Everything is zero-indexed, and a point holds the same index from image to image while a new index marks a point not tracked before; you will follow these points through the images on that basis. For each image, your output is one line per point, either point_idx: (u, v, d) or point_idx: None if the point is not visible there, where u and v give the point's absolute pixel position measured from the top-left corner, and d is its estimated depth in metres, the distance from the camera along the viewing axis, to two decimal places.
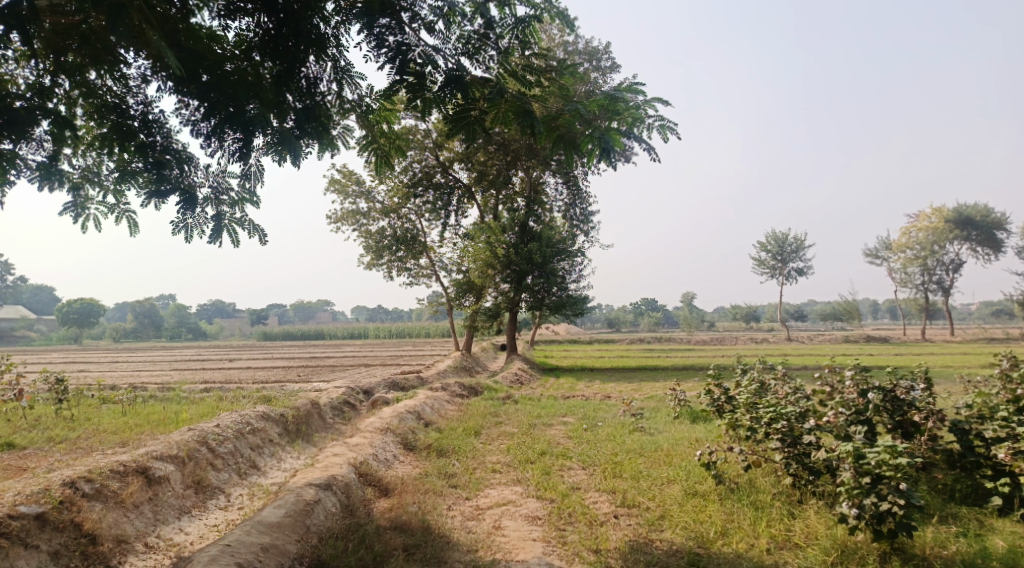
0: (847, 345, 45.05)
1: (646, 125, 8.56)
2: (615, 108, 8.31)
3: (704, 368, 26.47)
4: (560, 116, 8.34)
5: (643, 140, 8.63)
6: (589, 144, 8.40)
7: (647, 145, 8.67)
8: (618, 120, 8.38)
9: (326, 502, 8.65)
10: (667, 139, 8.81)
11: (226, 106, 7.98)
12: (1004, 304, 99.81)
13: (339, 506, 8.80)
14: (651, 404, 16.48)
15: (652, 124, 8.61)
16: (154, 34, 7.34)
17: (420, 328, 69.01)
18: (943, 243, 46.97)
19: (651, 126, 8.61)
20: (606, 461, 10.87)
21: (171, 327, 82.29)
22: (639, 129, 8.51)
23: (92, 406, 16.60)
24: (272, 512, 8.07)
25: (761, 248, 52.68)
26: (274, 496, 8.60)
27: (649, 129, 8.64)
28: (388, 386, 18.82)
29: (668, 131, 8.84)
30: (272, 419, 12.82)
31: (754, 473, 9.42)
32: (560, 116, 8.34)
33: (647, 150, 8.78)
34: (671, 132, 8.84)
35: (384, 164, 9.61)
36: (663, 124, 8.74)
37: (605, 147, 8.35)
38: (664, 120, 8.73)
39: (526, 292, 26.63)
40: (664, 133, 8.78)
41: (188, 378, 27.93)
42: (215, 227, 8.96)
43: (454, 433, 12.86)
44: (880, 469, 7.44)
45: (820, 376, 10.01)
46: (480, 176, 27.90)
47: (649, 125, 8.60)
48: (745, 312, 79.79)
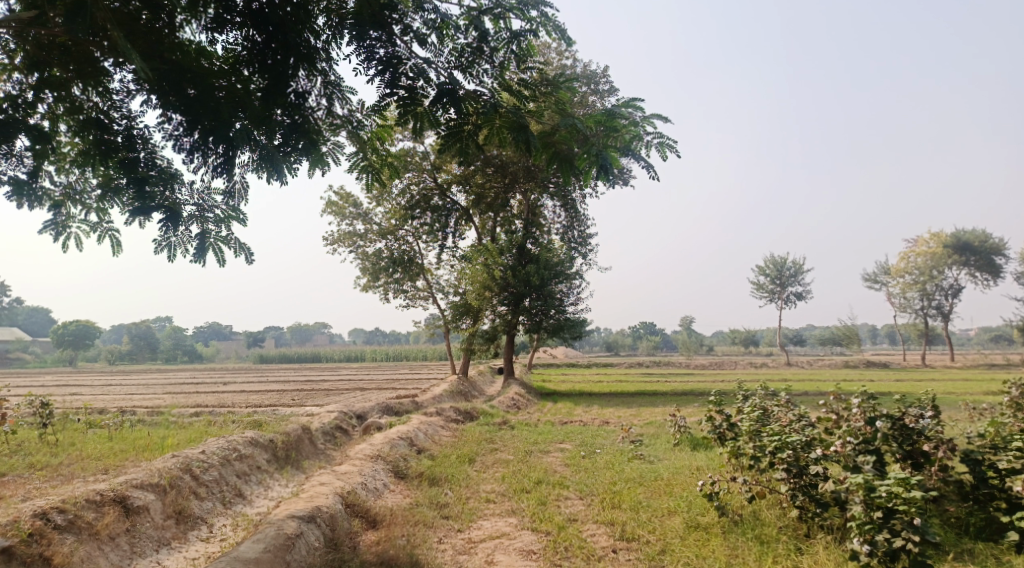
0: (847, 370, 44.65)
1: (645, 142, 8.31)
2: (612, 125, 8.10)
3: (704, 393, 26.09)
4: (557, 132, 8.08)
5: (641, 157, 8.39)
6: (586, 159, 8.15)
7: (645, 163, 8.40)
8: (616, 137, 8.14)
9: (309, 536, 8.26)
10: (667, 156, 8.54)
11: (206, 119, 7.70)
12: (1004, 332, 99.41)
13: (322, 539, 8.41)
14: (650, 430, 16.10)
15: (651, 141, 8.35)
16: (119, 36, 7.04)
17: (417, 351, 68.52)
18: (941, 268, 46.72)
19: (650, 143, 8.35)
20: (603, 490, 10.50)
21: (167, 349, 81.73)
22: (637, 146, 8.27)
23: (79, 430, 16.21)
24: (250, 547, 7.69)
25: (759, 272, 52.43)
26: (255, 528, 8.23)
27: (648, 145, 8.39)
28: (383, 411, 18.43)
29: (668, 149, 8.57)
30: (261, 445, 12.44)
31: (758, 504, 9.06)
32: (556, 132, 8.08)
33: (646, 168, 8.52)
34: (671, 149, 8.57)
35: (375, 183, 9.31)
36: (663, 141, 8.48)
37: (602, 164, 8.11)
38: (664, 136, 8.46)
39: (523, 315, 26.18)
40: (664, 150, 8.51)
41: (180, 401, 27.53)
42: (199, 246, 8.63)
43: (448, 460, 12.48)
44: (892, 503, 7.10)
45: (826, 404, 9.70)
46: (478, 199, 27.71)
47: (648, 142, 8.34)
48: (743, 336, 79.44)
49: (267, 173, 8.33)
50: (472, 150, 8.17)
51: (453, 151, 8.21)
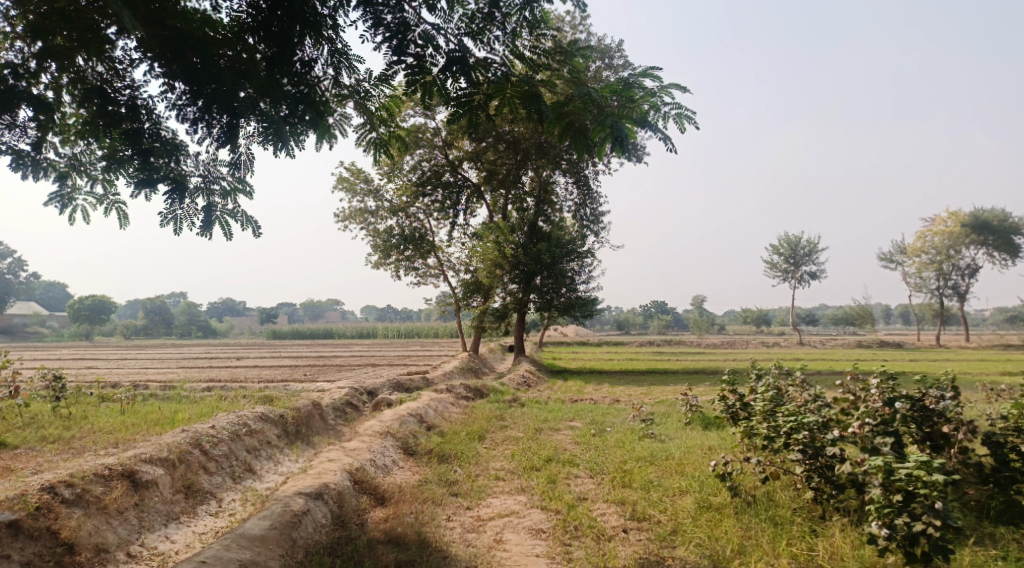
0: (860, 350, 44.34)
1: (662, 113, 8.09)
2: (628, 96, 7.92)
3: (716, 372, 25.92)
4: (571, 102, 7.88)
5: (657, 129, 8.16)
6: (600, 132, 7.93)
7: (662, 134, 8.19)
8: (632, 108, 7.94)
9: (315, 513, 8.20)
10: (684, 129, 8.33)
11: (209, 87, 7.52)
12: (1019, 313, 98.65)
13: (329, 517, 8.35)
14: (661, 409, 15.97)
15: (669, 112, 8.13)
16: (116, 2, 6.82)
17: (428, 328, 68.56)
18: (959, 248, 46.25)
19: (668, 114, 8.13)
20: (614, 469, 10.39)
21: (181, 325, 82.21)
22: (654, 117, 8.06)
23: (91, 404, 16.26)
24: (256, 524, 7.63)
25: (773, 251, 52.01)
26: (262, 504, 8.17)
27: (665, 117, 8.16)
28: (393, 388, 18.38)
29: (686, 120, 8.35)
30: (271, 421, 12.41)
31: (772, 485, 8.94)
32: (570, 102, 7.88)
33: (663, 140, 8.31)
34: (688, 121, 8.35)
35: (384, 155, 9.12)
36: (681, 113, 8.26)
37: (618, 136, 7.86)
38: (682, 107, 8.24)
39: (534, 293, 26.17)
40: (681, 121, 8.30)
41: (192, 376, 27.60)
42: (205, 219, 8.51)
43: (457, 437, 12.40)
44: (911, 486, 7.00)
45: (842, 384, 9.55)
46: (490, 175, 27.34)
47: (666, 113, 8.12)
48: (756, 315, 79.08)
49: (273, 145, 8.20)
50: (482, 121, 7.99)
51: (462, 122, 8.03)
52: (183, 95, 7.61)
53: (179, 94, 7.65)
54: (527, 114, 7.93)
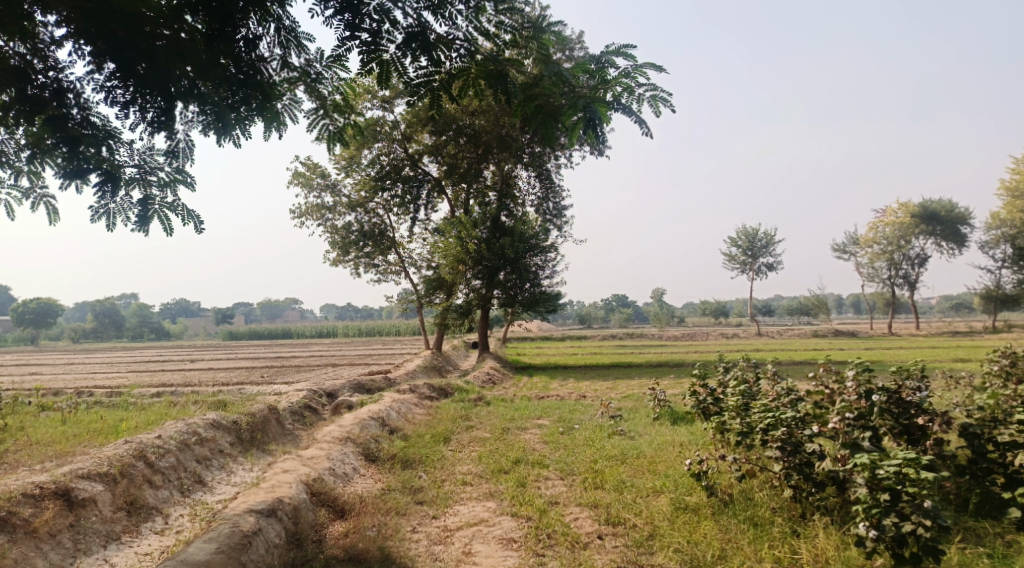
0: (817, 340, 44.75)
1: (636, 96, 7.64)
2: (601, 77, 7.45)
3: (681, 365, 25.73)
4: (540, 83, 7.41)
5: (633, 112, 7.69)
6: (572, 115, 7.49)
7: (637, 118, 7.73)
8: (605, 89, 7.48)
9: (268, 532, 7.61)
10: (660, 112, 7.89)
11: (138, 65, 6.89)
12: (963, 301, 101.29)
13: (283, 535, 7.77)
14: (629, 404, 15.61)
15: (644, 95, 7.68)
16: None
17: (390, 327, 67.72)
18: (908, 238, 47.00)
19: (643, 97, 7.68)
20: (586, 469, 9.96)
21: (132, 327, 80.01)
22: (629, 100, 7.59)
23: (31, 414, 15.39)
24: (201, 548, 7.05)
25: (731, 243, 52.29)
26: (209, 524, 7.60)
27: (640, 99, 7.71)
28: (354, 389, 17.75)
29: (661, 104, 7.91)
30: (224, 428, 11.77)
31: (749, 482, 8.60)
32: (540, 83, 7.41)
33: (639, 124, 7.86)
34: (663, 105, 7.91)
35: (338, 145, 8.48)
36: (656, 95, 7.82)
37: (590, 119, 7.47)
38: (657, 89, 7.79)
39: (498, 289, 25.73)
40: (657, 105, 7.86)
41: (141, 381, 26.56)
42: (142, 213, 7.86)
43: (421, 440, 11.87)
44: (900, 485, 6.70)
45: (815, 376, 9.17)
46: (451, 169, 26.79)
47: (641, 95, 7.66)
48: (714, 307, 79.73)
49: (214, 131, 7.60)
50: (442, 103, 7.50)
51: (422, 105, 7.54)
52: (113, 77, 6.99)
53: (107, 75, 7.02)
54: (491, 95, 7.47)
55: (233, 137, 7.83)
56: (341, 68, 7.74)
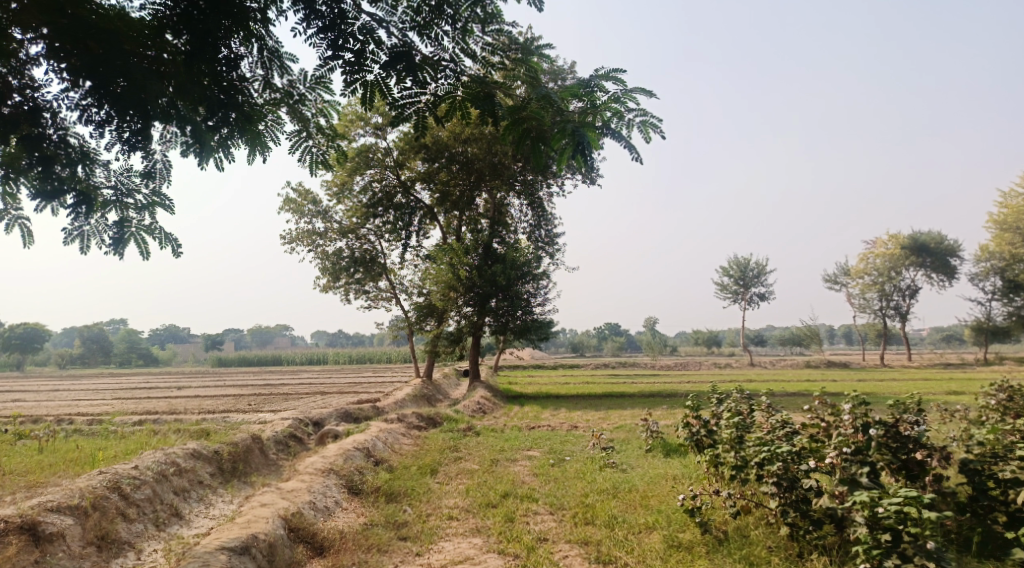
0: (809, 370, 44.54)
1: (626, 121, 7.48)
2: (589, 100, 7.25)
3: (674, 395, 25.42)
4: (527, 106, 7.21)
5: (623, 138, 7.52)
6: (561, 140, 7.20)
7: (627, 144, 7.57)
8: (594, 113, 7.27)
9: None
10: (651, 138, 7.74)
11: (115, 82, 6.71)
12: (954, 333, 101.56)
13: None
14: (621, 435, 15.31)
15: (633, 120, 7.53)
16: None
17: (381, 354, 67.22)
18: (899, 270, 47.06)
19: (632, 122, 7.52)
20: (576, 504, 9.66)
21: (121, 353, 79.24)
22: (618, 125, 7.42)
23: (8, 442, 14.96)
24: None
25: (723, 273, 52.27)
26: (178, 562, 7.28)
27: (630, 125, 7.53)
28: (341, 418, 17.39)
29: (651, 129, 7.76)
30: (204, 458, 11.43)
31: (744, 518, 8.31)
32: (527, 105, 7.21)
33: (629, 150, 7.70)
34: (654, 130, 7.75)
35: (321, 169, 8.28)
36: (646, 120, 7.66)
37: (580, 143, 7.18)
38: (648, 114, 7.66)
39: (490, 316, 25.38)
40: (647, 130, 7.70)
41: (125, 408, 26.11)
42: (118, 236, 7.61)
43: (407, 472, 11.53)
44: (903, 525, 6.43)
45: (810, 408, 8.91)
46: (443, 197, 26.67)
47: (630, 120, 7.50)
48: (706, 336, 79.53)
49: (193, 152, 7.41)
50: (428, 125, 7.35)
51: (406, 126, 7.39)
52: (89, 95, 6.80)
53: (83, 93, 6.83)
54: (477, 117, 7.31)
55: (213, 160, 7.63)
56: (324, 89, 7.60)
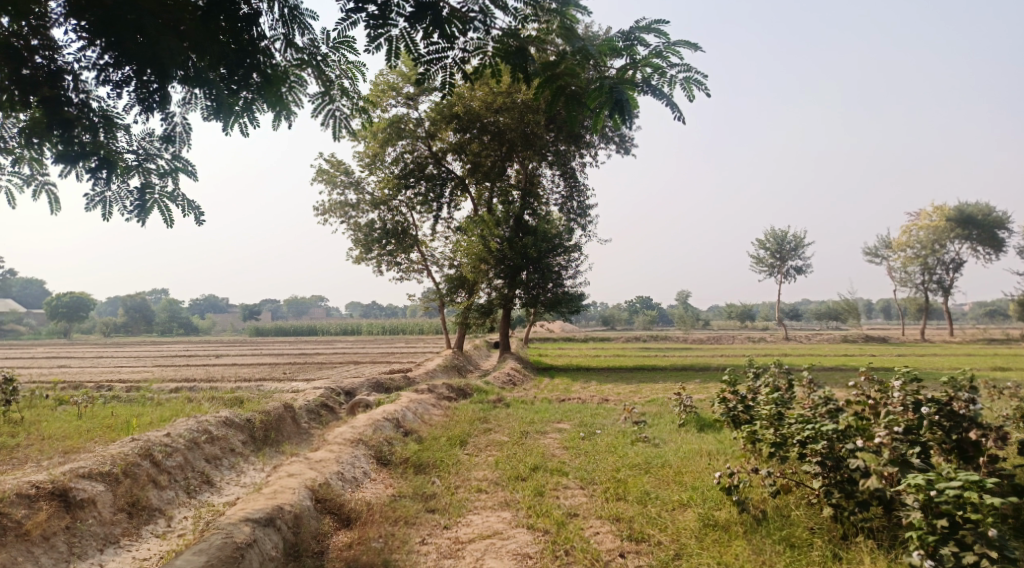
0: (847, 345, 43.72)
1: (667, 77, 7.12)
2: (629, 55, 6.98)
3: (707, 369, 25.04)
4: (562, 62, 6.99)
5: (665, 95, 7.19)
6: (598, 98, 7.04)
7: (668, 102, 7.22)
8: (634, 69, 7.01)
9: (264, 544, 7.21)
10: (694, 95, 7.37)
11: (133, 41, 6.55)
12: (997, 309, 99.28)
13: (281, 547, 7.36)
14: (654, 409, 15.03)
15: (676, 76, 7.16)
16: None
17: (414, 325, 67.49)
18: (943, 243, 45.78)
19: (674, 79, 7.16)
20: (607, 479, 9.45)
21: (161, 322, 80.67)
22: (659, 82, 7.08)
23: (47, 407, 15.17)
24: (190, 561, 6.66)
25: (759, 246, 51.40)
26: (203, 533, 7.24)
27: (672, 82, 7.18)
28: (372, 388, 17.36)
29: (694, 86, 7.38)
30: (236, 426, 11.42)
31: (784, 497, 8.06)
32: (562, 61, 6.98)
33: (672, 110, 7.35)
34: (696, 88, 7.39)
35: (345, 133, 8.01)
36: (688, 77, 7.30)
37: (617, 100, 6.96)
38: (690, 70, 7.28)
39: (521, 288, 25.32)
40: (689, 88, 7.34)
41: (162, 375, 26.46)
42: (140, 203, 7.50)
43: (437, 443, 11.41)
44: (962, 512, 6.15)
45: (854, 385, 8.60)
46: (474, 167, 26.24)
47: (672, 77, 7.14)
48: (740, 310, 78.58)
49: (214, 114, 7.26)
50: (455, 83, 7.06)
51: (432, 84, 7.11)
52: (107, 55, 6.68)
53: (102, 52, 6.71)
54: (510, 73, 7.08)
55: (234, 123, 7.45)
56: (348, 48, 7.35)
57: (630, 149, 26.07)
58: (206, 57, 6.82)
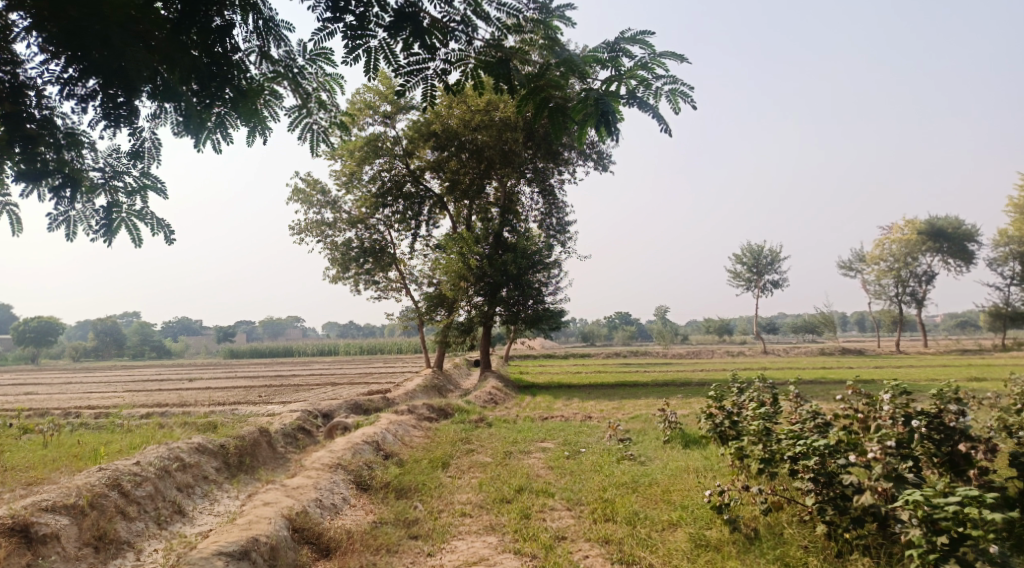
0: (824, 358, 43.88)
1: (653, 90, 6.96)
2: (614, 67, 6.79)
3: (689, 384, 24.88)
4: (546, 74, 6.81)
5: (651, 108, 7.01)
6: (583, 111, 6.80)
7: (656, 114, 7.04)
8: (619, 81, 6.83)
9: None
10: (680, 107, 7.20)
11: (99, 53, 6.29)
12: (967, 320, 100.62)
13: None
14: (638, 426, 14.80)
15: (662, 89, 7.00)
16: None
17: (392, 345, 66.89)
18: (915, 256, 46.22)
19: (660, 91, 7.00)
20: (594, 499, 9.19)
21: (134, 345, 79.33)
22: (645, 94, 6.91)
23: (13, 436, 14.63)
24: None
25: (736, 260, 51.62)
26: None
27: (658, 94, 7.02)
28: (351, 410, 16.98)
29: (680, 99, 7.23)
30: (210, 452, 11.03)
31: (776, 513, 7.85)
32: (546, 73, 6.81)
33: (660, 123, 7.18)
34: (683, 100, 7.24)
35: (323, 148, 7.71)
36: (675, 89, 7.14)
37: (603, 111, 6.72)
38: (677, 81, 7.12)
39: (501, 306, 25.06)
40: (676, 100, 7.19)
41: (134, 400, 25.83)
42: (107, 223, 7.18)
43: (418, 466, 11.08)
44: (964, 528, 5.99)
45: (843, 398, 8.43)
46: (452, 185, 26.01)
47: (658, 89, 6.98)
48: (717, 325, 78.85)
49: (185, 129, 6.98)
50: (436, 94, 6.86)
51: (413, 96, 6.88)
52: (71, 69, 6.41)
53: (66, 67, 6.44)
54: (493, 85, 6.90)
55: (207, 139, 7.17)
56: (325, 61, 7.12)
57: (607, 166, 26.03)
58: (177, 69, 6.57)
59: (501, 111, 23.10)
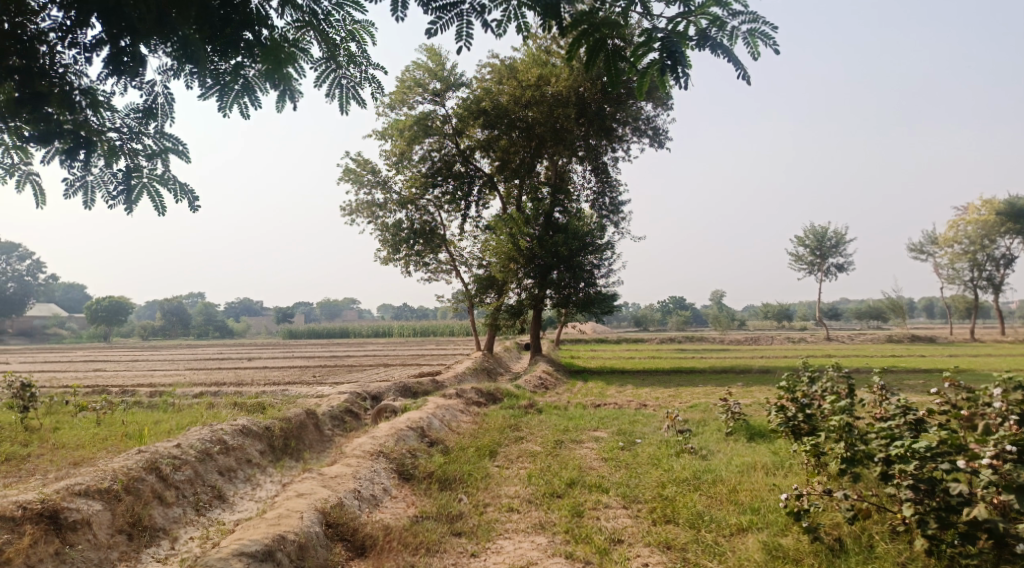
0: (892, 345, 42.03)
1: (728, 30, 6.22)
2: (682, 2, 6.10)
3: (750, 371, 23.88)
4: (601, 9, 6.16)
5: (726, 53, 6.26)
6: (644, 53, 6.18)
7: (733, 60, 6.32)
8: (688, 20, 6.12)
9: None
10: (760, 51, 6.49)
11: None
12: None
13: None
14: (697, 415, 14.01)
15: (738, 29, 6.27)
16: None
17: (445, 326, 66.90)
18: (993, 238, 43.86)
19: (736, 31, 6.25)
20: (652, 496, 8.52)
21: (198, 325, 81.15)
22: (718, 35, 6.19)
23: (67, 413, 14.56)
24: None
25: (798, 243, 49.89)
26: None
27: (734, 37, 6.30)
28: (399, 392, 16.57)
29: (760, 40, 6.48)
30: (254, 435, 10.67)
31: (863, 522, 7.14)
32: (602, 8, 6.16)
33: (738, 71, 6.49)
34: (763, 42, 6.48)
35: (352, 104, 7.32)
36: (754, 29, 6.42)
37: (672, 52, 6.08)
38: (756, 20, 6.40)
39: (551, 288, 24.31)
40: (755, 45, 6.46)
41: (189, 379, 26.03)
42: (126, 188, 6.89)
43: (465, 455, 10.54)
44: None
45: (939, 393, 7.70)
46: (502, 165, 25.29)
47: (734, 29, 6.24)
48: (776, 309, 76.88)
49: (205, 84, 6.65)
50: (473, 34, 6.38)
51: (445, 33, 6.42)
52: (70, 13, 6.15)
53: (66, 13, 6.19)
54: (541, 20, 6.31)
55: (224, 98, 6.81)
56: (352, 6, 6.72)
57: (664, 143, 25.07)
58: (189, 15, 6.24)
59: (553, 86, 22.68)
